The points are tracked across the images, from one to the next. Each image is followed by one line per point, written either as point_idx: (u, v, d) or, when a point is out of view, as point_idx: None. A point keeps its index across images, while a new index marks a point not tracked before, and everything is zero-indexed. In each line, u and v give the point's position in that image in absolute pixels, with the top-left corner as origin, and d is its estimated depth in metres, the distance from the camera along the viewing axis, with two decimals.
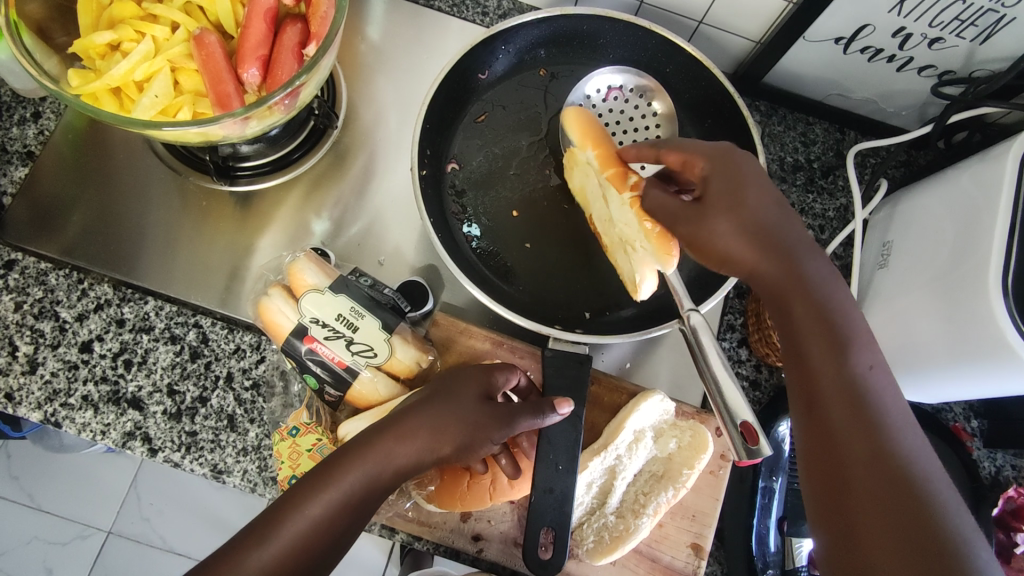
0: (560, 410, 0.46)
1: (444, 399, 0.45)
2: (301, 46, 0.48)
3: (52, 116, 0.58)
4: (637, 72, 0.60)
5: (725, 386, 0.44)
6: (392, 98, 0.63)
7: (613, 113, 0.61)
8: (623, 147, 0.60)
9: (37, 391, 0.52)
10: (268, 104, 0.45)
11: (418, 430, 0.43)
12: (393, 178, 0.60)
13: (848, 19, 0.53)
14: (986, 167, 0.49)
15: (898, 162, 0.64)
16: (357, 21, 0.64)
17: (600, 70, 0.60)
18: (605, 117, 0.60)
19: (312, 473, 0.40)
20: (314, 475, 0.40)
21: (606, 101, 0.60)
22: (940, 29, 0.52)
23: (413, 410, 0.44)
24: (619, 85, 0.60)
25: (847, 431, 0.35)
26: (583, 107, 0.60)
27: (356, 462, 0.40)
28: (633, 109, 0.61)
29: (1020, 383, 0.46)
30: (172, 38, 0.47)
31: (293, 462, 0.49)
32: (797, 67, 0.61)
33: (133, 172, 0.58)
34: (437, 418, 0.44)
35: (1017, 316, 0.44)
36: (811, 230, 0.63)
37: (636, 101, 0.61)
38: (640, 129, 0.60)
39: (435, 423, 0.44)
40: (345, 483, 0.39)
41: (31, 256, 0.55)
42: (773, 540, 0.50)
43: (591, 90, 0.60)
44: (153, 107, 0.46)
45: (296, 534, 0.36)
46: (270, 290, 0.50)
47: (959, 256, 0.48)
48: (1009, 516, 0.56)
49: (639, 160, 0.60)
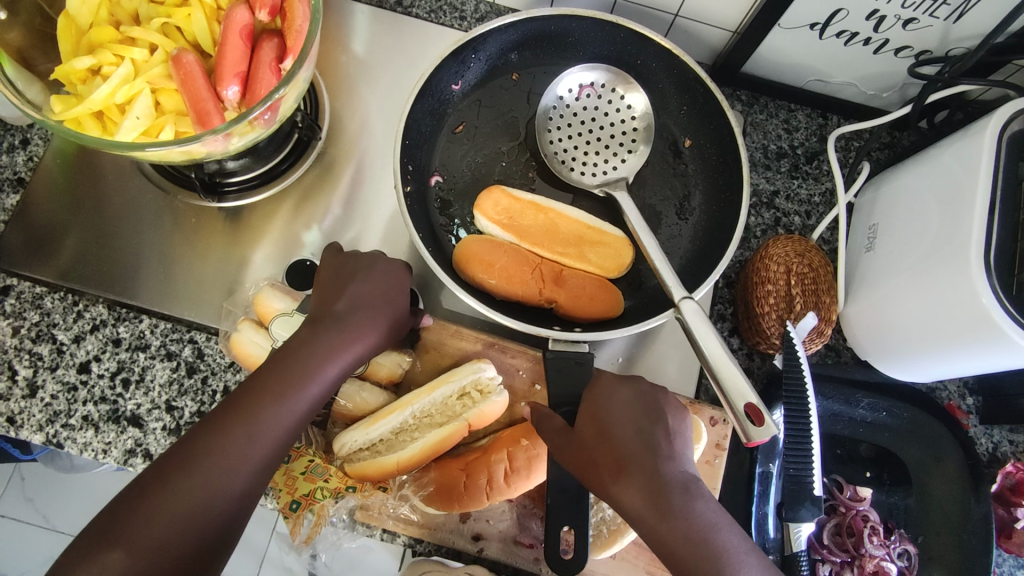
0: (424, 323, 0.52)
1: (372, 305, 0.47)
2: (278, 60, 0.49)
3: (40, 142, 0.59)
4: (607, 68, 0.60)
5: (724, 370, 0.43)
6: (375, 107, 0.63)
7: (589, 110, 0.61)
8: (601, 142, 0.60)
9: (38, 413, 0.52)
10: (248, 119, 0.46)
11: (354, 329, 0.45)
12: (379, 186, 0.61)
13: (821, 4, 0.53)
14: (963, 145, 0.50)
15: (881, 144, 0.65)
16: (337, 32, 0.65)
17: (569, 69, 0.60)
18: (579, 116, 0.60)
19: (232, 403, 0.40)
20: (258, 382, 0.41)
21: (580, 100, 0.60)
22: (913, 10, 0.52)
23: (344, 321, 0.45)
24: (589, 82, 0.60)
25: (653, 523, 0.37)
26: (557, 107, 0.60)
27: (301, 382, 0.42)
28: (608, 104, 0.61)
29: (1006, 359, 0.47)
30: (150, 59, 0.48)
31: (291, 487, 0.50)
32: (774, 55, 0.61)
33: (123, 193, 0.58)
34: (368, 322, 0.46)
35: (999, 292, 0.45)
36: (798, 216, 0.63)
37: (608, 97, 0.61)
38: (616, 125, 0.61)
39: (360, 322, 0.46)
40: (285, 397, 0.41)
41: (26, 281, 0.56)
42: (772, 526, 0.53)
43: (561, 89, 0.60)
44: (136, 129, 0.46)
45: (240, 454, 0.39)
46: (240, 324, 0.52)
47: (938, 236, 0.49)
48: (1009, 491, 0.57)
49: (618, 154, 0.60)
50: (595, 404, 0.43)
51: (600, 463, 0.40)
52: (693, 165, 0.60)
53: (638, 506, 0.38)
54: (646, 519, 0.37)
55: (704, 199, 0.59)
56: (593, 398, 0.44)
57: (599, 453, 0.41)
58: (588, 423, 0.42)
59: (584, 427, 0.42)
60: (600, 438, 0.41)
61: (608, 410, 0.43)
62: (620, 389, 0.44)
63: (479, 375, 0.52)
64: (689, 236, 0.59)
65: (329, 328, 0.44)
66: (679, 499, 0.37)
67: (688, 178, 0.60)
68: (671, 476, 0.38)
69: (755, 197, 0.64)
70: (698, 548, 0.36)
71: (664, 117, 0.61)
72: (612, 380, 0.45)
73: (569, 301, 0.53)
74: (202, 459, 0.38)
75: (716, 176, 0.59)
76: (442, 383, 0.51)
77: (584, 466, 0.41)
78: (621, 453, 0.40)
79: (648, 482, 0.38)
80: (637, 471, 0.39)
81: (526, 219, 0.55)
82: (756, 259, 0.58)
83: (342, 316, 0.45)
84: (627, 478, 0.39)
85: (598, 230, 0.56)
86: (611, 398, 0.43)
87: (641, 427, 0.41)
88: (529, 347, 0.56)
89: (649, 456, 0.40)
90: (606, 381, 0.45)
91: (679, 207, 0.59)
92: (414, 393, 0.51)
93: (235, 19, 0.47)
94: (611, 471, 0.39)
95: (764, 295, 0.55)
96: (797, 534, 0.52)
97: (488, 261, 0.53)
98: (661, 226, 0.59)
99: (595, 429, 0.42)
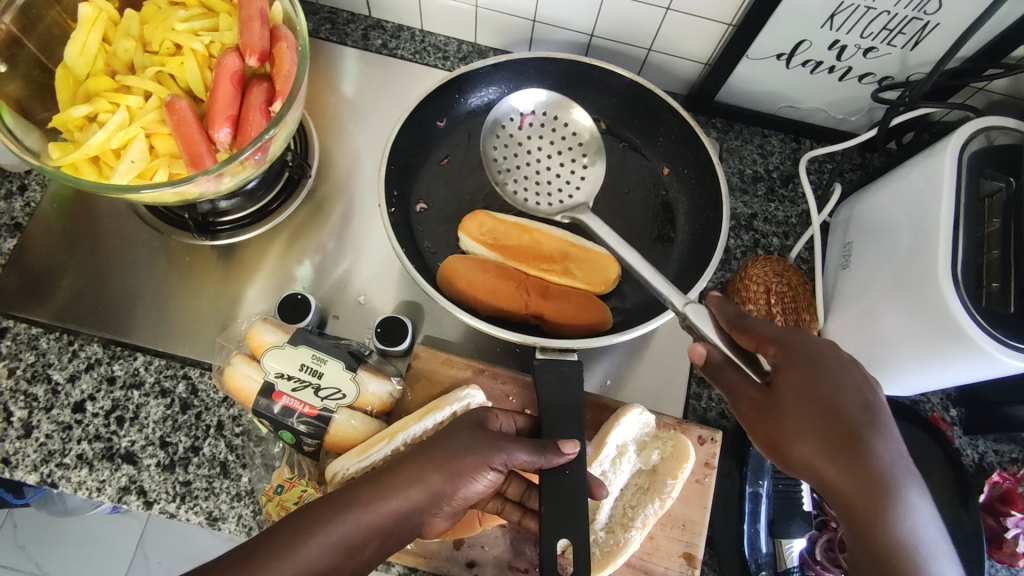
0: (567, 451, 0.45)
1: (485, 444, 0.44)
2: (267, 102, 0.51)
3: (37, 188, 0.61)
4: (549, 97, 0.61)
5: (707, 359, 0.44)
6: (363, 145, 0.66)
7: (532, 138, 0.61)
8: (556, 169, 0.61)
9: (32, 453, 0.52)
10: (239, 159, 0.47)
11: (445, 470, 0.43)
12: (369, 220, 0.63)
13: (785, 34, 0.56)
14: (926, 165, 0.52)
15: (854, 165, 0.67)
16: (326, 75, 0.68)
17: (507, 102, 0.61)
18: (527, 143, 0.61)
19: (326, 497, 0.41)
20: (335, 499, 0.40)
21: (524, 129, 0.61)
22: (871, 39, 0.55)
23: (439, 442, 0.44)
24: (531, 110, 0.61)
25: (833, 464, 0.36)
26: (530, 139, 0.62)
27: (393, 485, 0.41)
28: (553, 132, 0.62)
29: (981, 370, 0.48)
30: (145, 106, 0.50)
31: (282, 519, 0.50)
32: (745, 84, 0.64)
33: (119, 235, 0.60)
34: (481, 464, 0.43)
35: (967, 304, 0.47)
36: (776, 237, 0.65)
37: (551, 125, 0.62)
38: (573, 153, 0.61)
39: (494, 461, 0.43)
40: (403, 487, 0.41)
41: (22, 322, 0.57)
42: (765, 543, 0.51)
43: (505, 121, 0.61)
44: (131, 172, 0.48)
45: (332, 542, 0.38)
46: (233, 358, 0.51)
47: (909, 252, 0.51)
48: (997, 501, 0.56)
49: (574, 178, 0.60)
50: (787, 392, 0.38)
51: (812, 462, 0.37)
52: (673, 189, 0.62)
53: (820, 462, 0.37)
54: (823, 472, 0.37)
55: (684, 222, 0.61)
56: (794, 374, 0.39)
57: (829, 457, 0.36)
58: (795, 416, 0.38)
59: (799, 423, 0.38)
60: (825, 438, 0.37)
61: (819, 398, 0.38)
62: (818, 366, 0.39)
63: (469, 402, 0.52)
64: (674, 257, 0.60)
65: (438, 465, 0.43)
66: (901, 516, 0.35)
67: (668, 202, 0.62)
68: (847, 420, 0.37)
69: (733, 220, 0.66)
70: (875, 500, 0.35)
71: (642, 146, 0.64)
72: (816, 351, 0.39)
73: (556, 315, 0.54)
74: (283, 552, 0.37)
75: (696, 198, 0.61)
76: (431, 410, 0.51)
77: (785, 451, 0.39)
78: (848, 454, 0.36)
79: (876, 496, 0.35)
80: (868, 482, 0.35)
81: (510, 239, 0.57)
82: (736, 280, 0.59)
83: (444, 454, 0.43)
84: (844, 489, 0.36)
85: (582, 250, 0.57)
86: (816, 387, 0.38)
87: (807, 369, 0.38)
88: (518, 372, 0.57)
89: (887, 457, 0.36)
90: (802, 353, 0.39)
91: (661, 227, 0.61)
92: (404, 420, 0.51)
93: (226, 65, 0.50)
94: (839, 481, 0.36)
95: (746, 314, 0.56)
96: (791, 550, 0.51)
97: (472, 277, 0.54)
98: (644, 248, 0.60)
99: (822, 431, 0.37)
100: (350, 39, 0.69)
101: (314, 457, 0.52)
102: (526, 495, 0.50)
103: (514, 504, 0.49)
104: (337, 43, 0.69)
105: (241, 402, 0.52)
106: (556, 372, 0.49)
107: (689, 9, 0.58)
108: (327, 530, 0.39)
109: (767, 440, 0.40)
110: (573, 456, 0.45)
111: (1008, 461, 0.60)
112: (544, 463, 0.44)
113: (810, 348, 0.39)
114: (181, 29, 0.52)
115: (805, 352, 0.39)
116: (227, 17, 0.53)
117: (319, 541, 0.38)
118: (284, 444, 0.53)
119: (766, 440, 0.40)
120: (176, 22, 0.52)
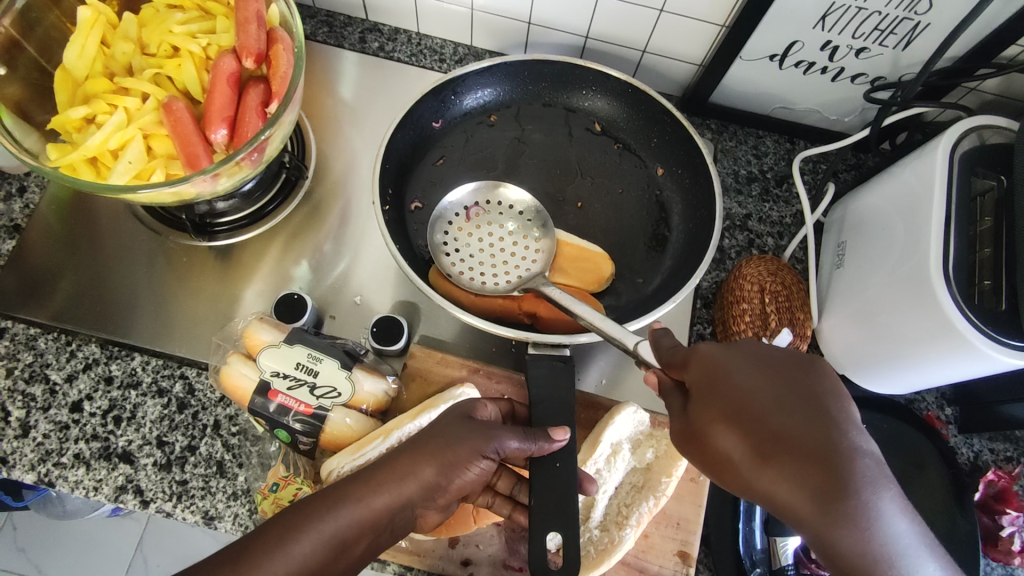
0: (557, 438, 0.45)
1: (475, 434, 0.44)
2: (264, 104, 0.51)
3: (37, 189, 0.61)
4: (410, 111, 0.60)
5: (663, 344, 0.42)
6: (360, 146, 0.66)
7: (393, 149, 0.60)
8: (502, 247, 0.59)
9: (30, 453, 0.53)
10: (235, 159, 0.48)
11: (433, 463, 0.43)
12: (365, 221, 0.63)
13: (777, 36, 0.57)
14: (918, 164, 0.52)
15: (848, 165, 0.67)
16: (323, 78, 0.68)
17: (432, 223, 0.59)
18: (464, 248, 0.59)
19: (316, 494, 0.41)
20: (326, 496, 0.40)
21: (469, 222, 0.60)
22: (863, 40, 0.55)
23: (428, 437, 0.45)
24: (470, 202, 0.60)
25: (753, 458, 0.32)
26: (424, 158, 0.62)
27: (381, 481, 0.42)
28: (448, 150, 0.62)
29: (974, 367, 0.48)
30: (143, 107, 0.50)
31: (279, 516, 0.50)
32: (738, 85, 0.64)
33: (117, 236, 0.61)
34: (472, 454, 0.43)
35: (959, 302, 0.47)
36: (771, 237, 0.65)
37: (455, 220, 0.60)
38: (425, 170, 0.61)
39: (486, 451, 0.44)
40: (392, 482, 0.42)
41: (20, 323, 0.57)
42: (760, 539, 0.52)
43: (464, 235, 0.59)
44: (128, 173, 0.49)
45: (324, 540, 0.38)
46: (229, 357, 0.51)
47: (901, 250, 0.51)
48: (992, 500, 0.57)
49: (528, 254, 0.58)
50: (709, 404, 0.35)
51: (752, 475, 0.32)
52: (668, 189, 0.62)
53: (738, 454, 0.33)
54: (743, 466, 0.33)
55: (678, 222, 0.61)
56: (710, 385, 0.36)
57: (762, 465, 0.32)
58: (723, 424, 0.34)
59: (726, 433, 0.34)
60: (753, 444, 0.32)
61: (739, 402, 0.34)
62: (737, 371, 0.35)
63: (463, 400, 0.52)
64: (670, 256, 0.60)
65: (429, 458, 0.43)
66: (857, 516, 0.29)
67: (662, 202, 0.62)
68: (754, 407, 0.33)
69: (727, 220, 0.66)
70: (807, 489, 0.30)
71: (636, 147, 0.64)
72: (737, 358, 0.36)
73: (547, 312, 0.55)
74: (274, 550, 0.37)
75: (690, 198, 0.61)
76: (426, 409, 0.51)
77: (725, 470, 0.34)
78: (787, 454, 0.31)
79: (823, 495, 0.29)
80: (810, 482, 0.30)
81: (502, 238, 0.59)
82: (730, 280, 0.59)
83: (435, 446, 0.44)
84: (788, 495, 0.31)
85: (577, 248, 0.57)
86: (734, 394, 0.34)
87: (709, 372, 0.36)
88: (513, 371, 0.57)
89: (831, 451, 0.30)
90: (715, 362, 0.36)
91: (655, 227, 0.61)
92: (399, 418, 0.51)
93: (222, 67, 0.50)
94: (780, 488, 0.31)
95: (739, 313, 0.56)
96: (785, 548, 0.51)
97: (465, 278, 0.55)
98: (638, 248, 0.60)
99: (746, 437, 0.33)
100: (347, 42, 0.70)
101: (310, 456, 0.52)
102: (516, 489, 0.49)
103: (504, 498, 0.49)
104: (334, 46, 0.69)
105: (238, 401, 0.52)
106: (548, 364, 0.50)
107: (682, 11, 0.59)
108: (320, 526, 0.38)
109: (710, 465, 0.35)
110: (563, 444, 0.46)
111: (1003, 459, 0.60)
112: (536, 450, 0.45)
113: (713, 353, 0.37)
114: (179, 31, 0.52)
115: (717, 363, 0.36)
116: (225, 20, 0.54)
117: (312, 538, 0.38)
118: (281, 443, 0.54)
119: (708, 464, 0.35)
120: (174, 25, 0.52)
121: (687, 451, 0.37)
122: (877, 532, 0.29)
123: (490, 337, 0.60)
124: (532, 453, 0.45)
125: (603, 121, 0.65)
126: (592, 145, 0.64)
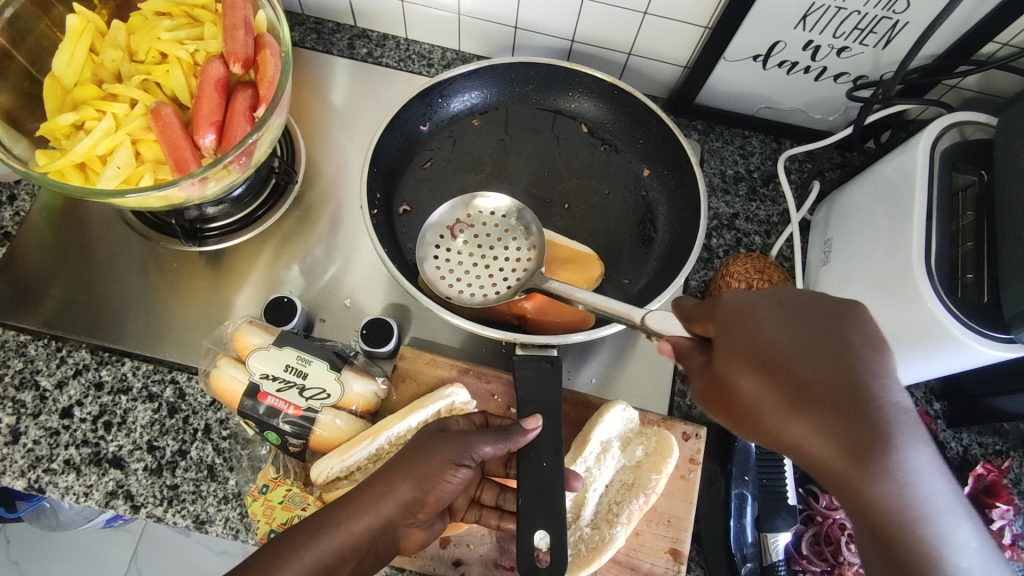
0: (529, 428, 0.46)
1: (453, 442, 0.44)
2: (251, 109, 0.52)
3: (27, 197, 0.62)
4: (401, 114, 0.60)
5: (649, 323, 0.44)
6: (350, 151, 0.67)
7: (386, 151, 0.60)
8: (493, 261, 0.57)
9: (20, 459, 0.53)
10: (222, 163, 0.48)
11: (413, 476, 0.43)
12: (356, 225, 0.63)
13: (758, 37, 0.58)
14: (901, 160, 0.53)
15: (834, 165, 0.68)
16: (313, 84, 0.69)
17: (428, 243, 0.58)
18: (462, 268, 0.57)
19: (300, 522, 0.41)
20: (309, 524, 0.40)
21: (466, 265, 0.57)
22: (844, 39, 0.56)
23: (416, 449, 0.44)
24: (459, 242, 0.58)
25: (784, 407, 0.31)
26: (413, 163, 0.62)
27: (363, 504, 0.41)
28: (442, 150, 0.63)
29: (961, 359, 0.49)
30: (131, 113, 0.51)
31: (269, 518, 0.51)
32: (723, 85, 0.65)
33: (107, 242, 0.61)
34: (445, 463, 0.43)
35: (941, 294, 0.47)
36: (758, 236, 0.65)
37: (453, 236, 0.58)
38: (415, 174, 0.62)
39: (461, 459, 0.44)
40: (374, 504, 0.42)
41: (11, 330, 0.57)
42: (750, 533, 0.51)
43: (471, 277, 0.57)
44: (116, 178, 0.49)
45: (308, 568, 0.38)
46: (219, 361, 0.51)
47: (885, 246, 0.52)
48: (982, 493, 0.56)
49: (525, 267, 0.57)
50: (736, 354, 0.34)
51: (785, 424, 0.31)
52: (654, 189, 0.63)
53: (769, 404, 0.32)
54: (770, 416, 0.32)
55: (665, 222, 0.61)
56: (738, 334, 0.34)
57: (793, 413, 0.31)
58: (748, 374, 0.33)
59: (758, 382, 0.32)
60: (781, 394, 0.31)
61: (769, 350, 0.33)
62: (814, 322, 0.34)
63: (453, 400, 0.53)
64: (656, 256, 0.60)
65: (406, 473, 0.43)
66: (893, 471, 0.29)
67: (649, 202, 0.62)
68: (800, 365, 0.32)
69: (715, 219, 0.66)
70: (834, 443, 0.30)
71: (623, 148, 0.65)
72: (775, 301, 0.35)
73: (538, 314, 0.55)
74: None
75: (677, 197, 0.61)
76: (415, 408, 0.52)
77: (754, 422, 0.33)
78: (841, 404, 0.30)
79: (860, 448, 0.29)
80: (844, 434, 0.30)
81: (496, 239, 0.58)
82: (718, 278, 0.60)
83: (408, 461, 0.44)
84: (810, 445, 0.30)
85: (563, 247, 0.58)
86: (761, 344, 0.33)
87: (737, 323, 0.35)
88: (504, 372, 0.57)
89: (855, 402, 0.30)
90: (767, 306, 0.35)
91: (642, 226, 0.62)
92: (388, 418, 0.51)
93: (210, 73, 0.51)
94: (810, 440, 0.30)
95: None
96: (776, 544, 0.51)
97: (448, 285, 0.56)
98: (626, 248, 0.61)
99: (786, 386, 0.31)
100: (336, 48, 0.71)
101: (300, 458, 0.52)
102: (502, 498, 0.50)
103: (490, 509, 0.50)
104: (323, 53, 0.70)
105: (227, 405, 0.52)
106: (534, 367, 0.50)
107: (665, 13, 0.60)
108: (302, 554, 0.38)
109: (738, 417, 0.34)
110: (536, 433, 0.46)
111: (992, 453, 0.60)
112: (511, 446, 0.45)
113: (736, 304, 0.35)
114: (167, 38, 0.53)
115: (744, 311, 0.35)
116: (213, 26, 0.54)
117: (295, 566, 0.38)
118: (271, 446, 0.53)
119: (731, 413, 0.34)
120: (162, 32, 0.53)
121: (709, 407, 0.36)
122: (912, 491, 0.29)
123: (480, 339, 0.60)
124: (508, 449, 0.45)
125: (590, 123, 0.65)
126: (580, 146, 0.65)
